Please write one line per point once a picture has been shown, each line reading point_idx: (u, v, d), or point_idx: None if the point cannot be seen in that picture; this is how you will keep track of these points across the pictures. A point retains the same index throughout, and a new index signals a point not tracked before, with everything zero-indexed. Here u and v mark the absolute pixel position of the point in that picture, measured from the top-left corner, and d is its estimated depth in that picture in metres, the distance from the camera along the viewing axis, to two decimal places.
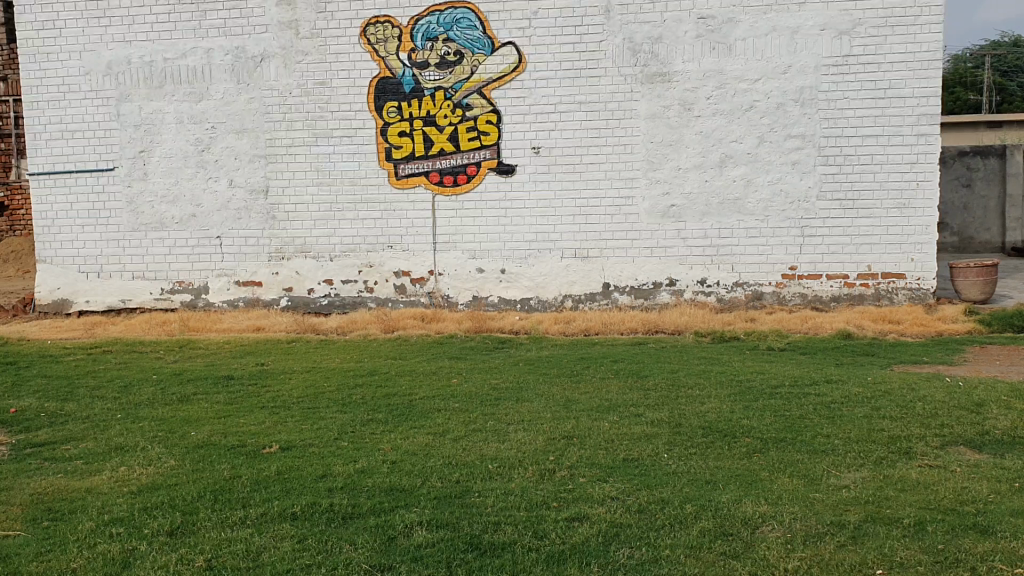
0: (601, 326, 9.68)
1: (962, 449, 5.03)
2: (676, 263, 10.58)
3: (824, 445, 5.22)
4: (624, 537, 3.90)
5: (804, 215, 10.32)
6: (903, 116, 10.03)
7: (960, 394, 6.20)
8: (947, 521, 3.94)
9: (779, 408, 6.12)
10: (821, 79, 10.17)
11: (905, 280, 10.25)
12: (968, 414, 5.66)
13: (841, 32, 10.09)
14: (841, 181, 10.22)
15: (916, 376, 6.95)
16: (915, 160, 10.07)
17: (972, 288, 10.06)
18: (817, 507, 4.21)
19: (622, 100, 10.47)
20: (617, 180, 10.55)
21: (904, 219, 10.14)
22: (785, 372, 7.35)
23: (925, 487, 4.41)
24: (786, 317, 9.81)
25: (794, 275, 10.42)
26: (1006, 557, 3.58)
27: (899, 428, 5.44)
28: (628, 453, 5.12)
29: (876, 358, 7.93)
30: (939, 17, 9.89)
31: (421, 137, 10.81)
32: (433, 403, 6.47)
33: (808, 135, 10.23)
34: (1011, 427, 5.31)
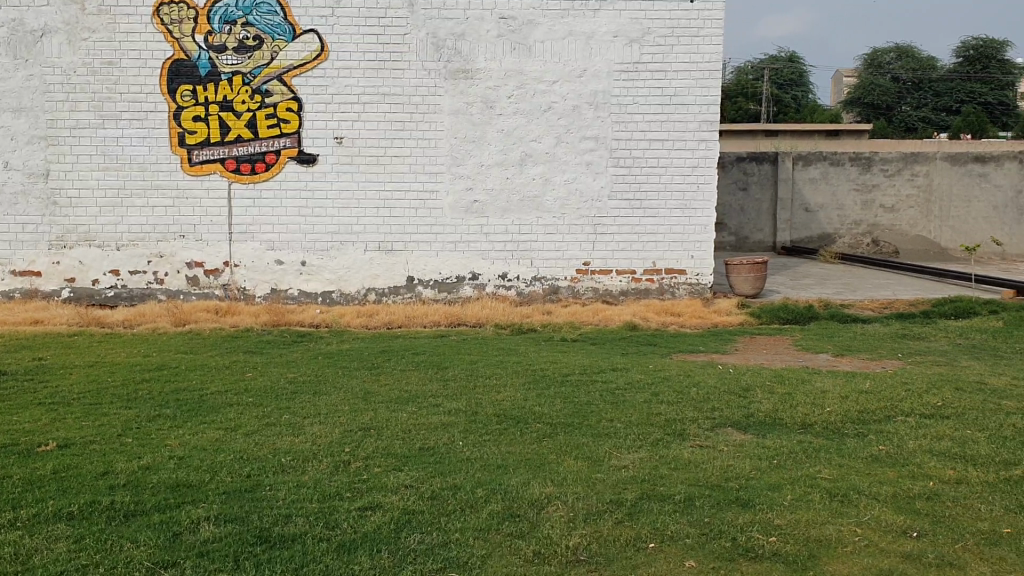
0: (403, 319, 9.73)
1: (730, 430, 5.46)
2: (478, 258, 10.78)
3: (608, 429, 5.51)
4: (416, 523, 3.98)
5: (597, 214, 10.79)
6: (687, 122, 10.67)
7: (731, 379, 6.73)
8: (713, 496, 4.28)
9: (569, 395, 6.40)
10: (613, 83, 10.65)
11: (685, 276, 10.94)
12: (736, 398, 6.14)
13: (632, 39, 10.59)
14: (630, 182, 10.76)
15: (693, 364, 7.45)
16: (698, 164, 10.74)
17: (745, 284, 10.84)
18: (598, 486, 4.46)
19: (425, 94, 10.55)
20: (420, 173, 10.62)
21: (688, 219, 10.80)
22: (576, 361, 7.68)
23: (696, 466, 4.76)
24: (579, 310, 10.22)
25: (588, 270, 10.87)
26: (762, 527, 3.93)
27: (676, 412, 5.83)
28: (424, 442, 5.21)
29: (659, 348, 8.43)
30: (720, 30, 10.58)
31: (217, 122, 10.44)
32: (226, 398, 6.31)
33: (601, 137, 10.69)
34: (773, 409, 5.81)
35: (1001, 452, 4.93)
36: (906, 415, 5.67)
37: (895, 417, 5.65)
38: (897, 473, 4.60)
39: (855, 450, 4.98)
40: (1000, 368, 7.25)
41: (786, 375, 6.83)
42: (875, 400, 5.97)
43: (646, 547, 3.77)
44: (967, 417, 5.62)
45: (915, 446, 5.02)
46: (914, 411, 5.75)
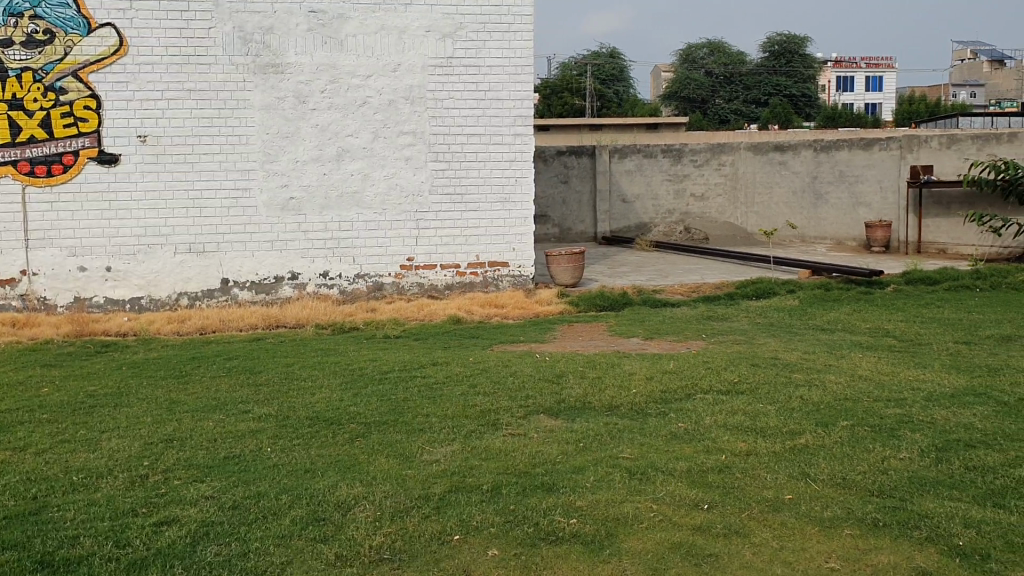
0: (218, 323, 9.39)
1: (542, 417, 5.57)
2: (298, 257, 10.55)
3: (422, 424, 5.51)
4: (214, 535, 3.85)
5: (418, 209, 10.75)
6: (502, 117, 10.80)
7: (546, 367, 6.88)
8: (519, 483, 4.36)
9: (385, 393, 6.36)
10: (428, 78, 10.64)
11: (508, 268, 11.09)
12: (549, 385, 6.28)
13: (444, 34, 10.62)
14: (449, 176, 10.79)
15: (511, 355, 7.56)
16: (515, 158, 10.89)
17: (564, 274, 11.10)
18: (407, 483, 4.44)
19: (234, 90, 10.21)
20: (231, 171, 10.27)
21: (507, 212, 10.95)
22: (396, 358, 7.64)
23: (505, 455, 4.83)
24: (403, 306, 10.18)
25: (411, 266, 10.83)
26: (564, 510, 4.03)
27: (490, 402, 5.90)
28: (230, 450, 5.04)
29: (480, 340, 8.52)
30: (530, 26, 10.77)
31: (6, 122, 9.80)
32: (16, 416, 5.90)
33: (418, 132, 10.66)
34: (583, 394, 5.98)
35: (787, 422, 5.25)
36: (705, 392, 5.97)
37: (695, 395, 5.93)
38: (693, 448, 4.83)
39: (656, 429, 5.19)
40: (792, 344, 7.74)
41: (598, 360, 7.04)
42: (678, 380, 6.25)
43: (451, 540, 3.79)
44: (759, 392, 5.97)
45: (712, 421, 5.29)
46: (713, 388, 6.06)
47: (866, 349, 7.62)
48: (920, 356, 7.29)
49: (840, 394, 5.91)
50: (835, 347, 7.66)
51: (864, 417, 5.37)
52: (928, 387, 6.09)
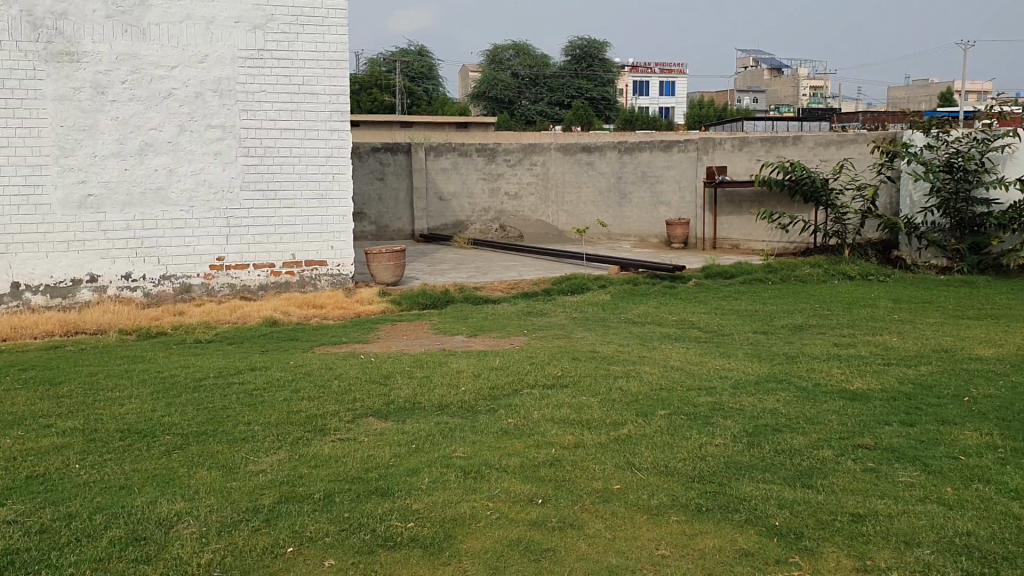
0: (8, 331, 8.66)
1: (371, 420, 5.49)
2: (98, 258, 9.90)
3: (244, 432, 5.30)
4: (21, 563, 3.54)
5: (230, 206, 10.33)
6: (317, 111, 10.57)
7: (370, 368, 6.77)
8: (352, 490, 4.27)
9: (203, 401, 6.06)
10: (238, 71, 10.24)
11: (326, 267, 10.86)
12: (376, 386, 6.20)
13: (255, 26, 10.24)
14: (262, 172, 10.43)
15: (334, 356, 7.42)
16: (331, 154, 10.69)
17: (383, 273, 10.99)
18: (233, 495, 4.25)
19: (23, 78, 9.44)
20: (21, 166, 9.48)
21: (324, 209, 10.72)
22: (210, 364, 7.31)
23: (335, 460, 4.72)
24: (215, 308, 9.75)
25: (222, 266, 10.40)
26: (400, 514, 3.98)
27: (315, 407, 5.75)
28: (32, 470, 4.65)
29: (299, 342, 8.28)
30: (344, 20, 10.57)
31: None
32: None
33: (228, 127, 10.24)
34: (412, 394, 5.94)
35: (610, 414, 5.42)
36: (530, 387, 6.07)
37: (521, 390, 6.02)
38: (523, 443, 4.89)
39: (486, 426, 5.23)
40: (609, 338, 8.01)
41: (424, 359, 7.01)
42: (503, 375, 6.33)
43: (284, 552, 3.66)
44: (581, 385, 6.14)
45: (540, 416, 5.38)
46: (538, 383, 6.18)
47: (676, 341, 7.99)
48: (725, 346, 7.71)
49: (656, 384, 6.17)
50: (648, 339, 7.99)
51: (680, 405, 5.61)
52: (734, 375, 6.46)
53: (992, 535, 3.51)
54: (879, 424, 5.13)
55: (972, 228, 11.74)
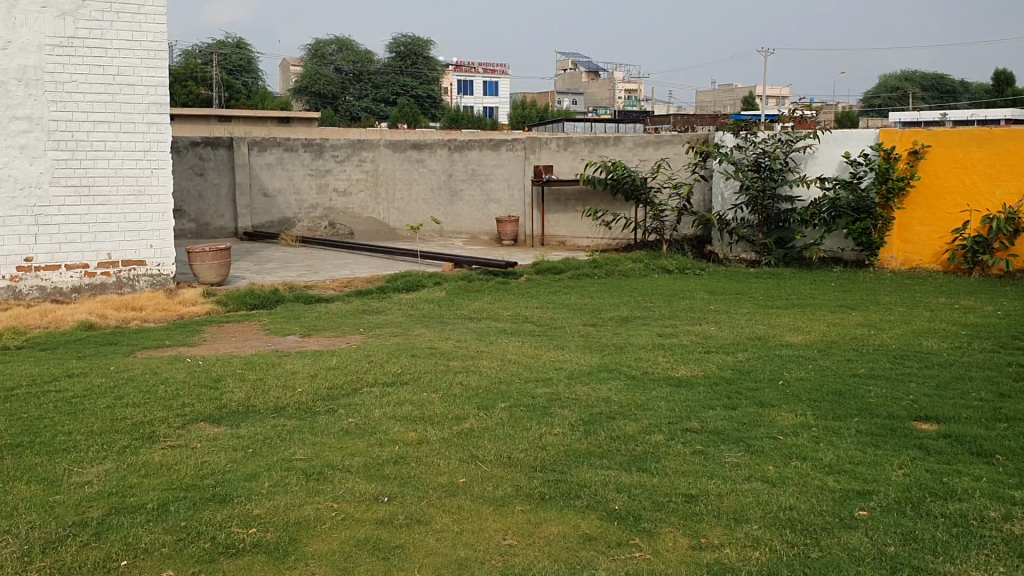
0: None
1: (203, 425, 5.29)
2: None
3: (65, 443, 4.98)
4: None
5: (37, 203, 9.65)
6: (133, 103, 10.06)
7: (199, 372, 6.51)
8: (187, 498, 4.11)
9: (15, 412, 5.64)
10: (46, 59, 9.57)
11: (145, 267, 10.35)
12: (206, 391, 5.97)
13: (63, 12, 9.61)
14: (73, 167, 9.81)
15: (159, 361, 7.08)
16: (149, 148, 10.21)
17: (209, 272, 10.60)
18: (57, 510, 3.99)
19: None
20: None
21: (142, 206, 10.21)
22: (20, 372, 6.81)
23: (167, 469, 4.51)
24: (21, 312, 9.09)
25: (30, 266, 9.71)
26: (241, 520, 3.86)
27: (141, 414, 5.47)
28: None
29: (118, 346, 7.85)
30: (162, 9, 10.11)
31: None
32: None
33: (34, 118, 9.57)
34: (245, 398, 5.75)
35: (451, 409, 5.45)
36: (370, 386, 6.02)
37: (360, 389, 5.95)
38: (366, 443, 4.84)
39: (326, 426, 5.14)
40: (445, 334, 8.04)
41: (255, 361, 6.81)
42: (341, 375, 6.24)
43: (117, 566, 3.48)
44: (420, 381, 6.14)
45: (380, 414, 5.34)
46: (377, 381, 6.13)
47: (510, 335, 8.11)
48: (557, 339, 7.90)
49: (494, 378, 6.25)
50: (483, 334, 8.07)
51: (519, 398, 5.72)
52: (569, 366, 6.64)
53: (811, 507, 3.78)
54: (704, 408, 5.42)
55: (777, 223, 12.52)
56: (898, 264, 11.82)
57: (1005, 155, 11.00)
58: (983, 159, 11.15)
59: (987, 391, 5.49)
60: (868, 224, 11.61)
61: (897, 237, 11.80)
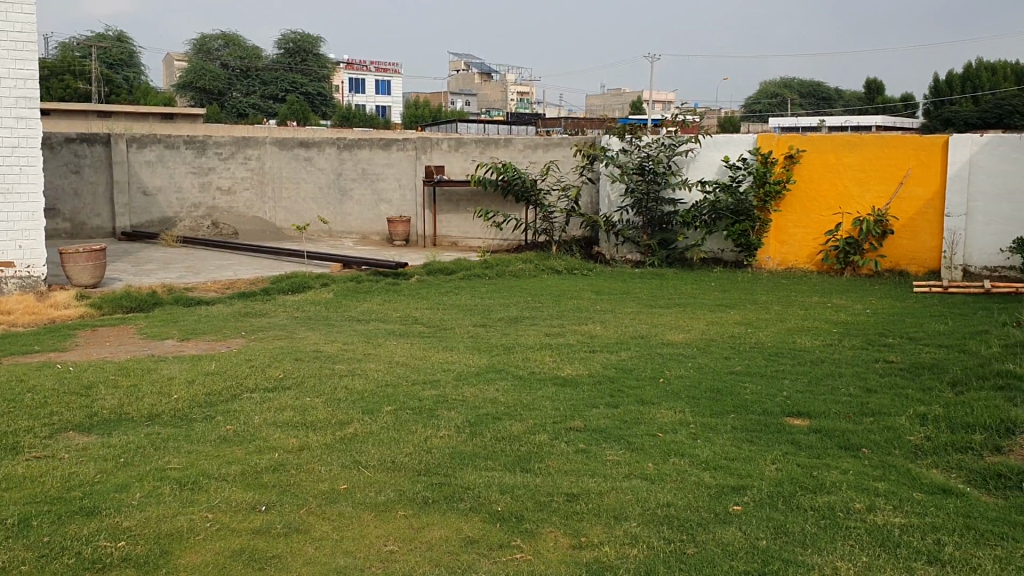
0: None
1: (71, 435, 5.05)
2: None
3: None
4: None
5: None
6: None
7: (68, 379, 6.22)
8: (52, 511, 3.92)
9: None
10: None
11: (14, 268, 9.83)
12: (77, 398, 5.70)
13: None
14: None
15: (27, 367, 6.74)
16: (17, 144, 9.71)
17: (83, 273, 10.15)
18: None
19: None
20: None
21: (10, 205, 9.71)
22: None
23: (31, 481, 4.29)
24: None
25: None
26: (109, 533, 3.71)
27: (5, 424, 5.19)
28: None
29: None
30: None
31: None
32: None
33: None
34: (118, 405, 5.53)
35: (334, 413, 5.36)
36: (251, 391, 5.86)
37: (241, 395, 5.80)
38: (244, 450, 4.72)
39: (203, 434, 4.98)
40: (331, 336, 7.91)
41: (130, 366, 6.55)
42: (221, 381, 6.05)
43: None
44: (304, 386, 6.02)
45: (261, 420, 5.21)
46: (258, 387, 5.97)
47: (398, 337, 8.04)
48: (445, 340, 7.87)
49: (380, 381, 6.17)
50: (371, 336, 7.97)
51: (404, 400, 5.66)
52: (456, 368, 6.61)
53: (688, 503, 3.86)
54: (588, 407, 5.48)
55: (661, 225, 12.84)
56: (775, 264, 12.28)
57: (874, 161, 11.50)
58: (853, 165, 11.63)
59: (856, 387, 5.73)
60: (746, 226, 12.01)
61: (774, 238, 12.24)
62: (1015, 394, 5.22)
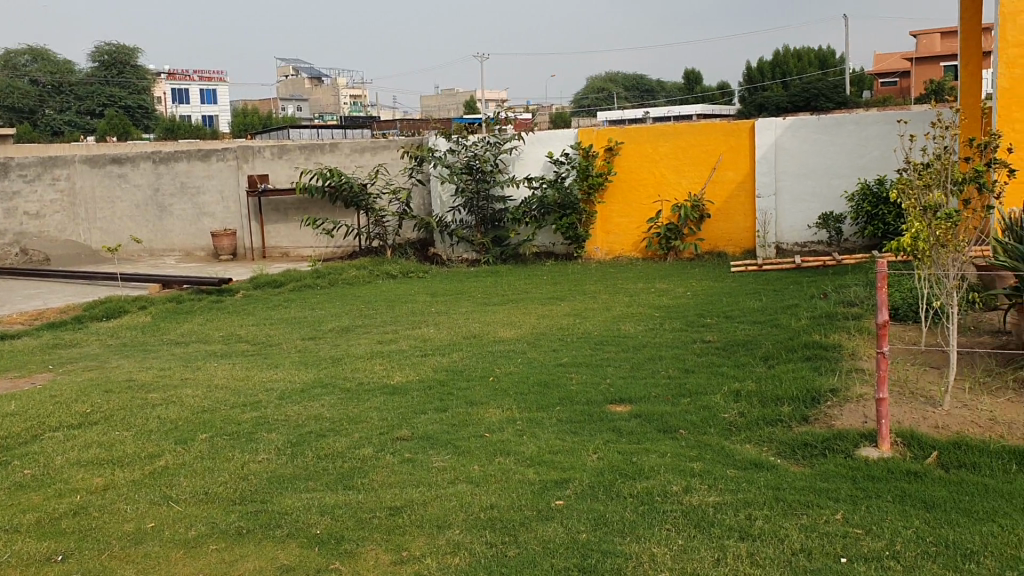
0: None
1: None
2: None
3: None
4: None
5: None
6: None
7: None
8: None
9: None
10: None
11: None
12: None
13: None
14: None
15: None
16: None
17: None
18: None
19: None
20: None
21: None
22: None
23: None
24: None
25: None
26: None
27: None
28: None
29: None
30: None
31: None
32: None
33: None
34: None
35: (144, 446, 5.04)
36: (53, 431, 5.44)
37: (42, 435, 5.38)
38: (41, 496, 4.36)
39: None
40: (147, 363, 7.49)
41: None
42: (19, 422, 5.59)
43: None
44: (114, 419, 5.64)
45: (63, 461, 4.84)
46: (62, 425, 5.55)
47: (220, 358, 7.70)
48: (270, 357, 7.59)
49: (197, 407, 5.86)
50: (190, 360, 7.59)
51: (222, 426, 5.39)
52: (279, 386, 6.35)
53: (510, 504, 3.82)
54: (415, 414, 5.38)
55: (493, 223, 12.82)
56: (603, 254, 12.55)
57: (689, 149, 11.91)
58: (669, 153, 12.03)
59: (676, 369, 5.87)
60: (574, 219, 12.21)
61: (601, 229, 12.50)
62: (820, 364, 5.48)
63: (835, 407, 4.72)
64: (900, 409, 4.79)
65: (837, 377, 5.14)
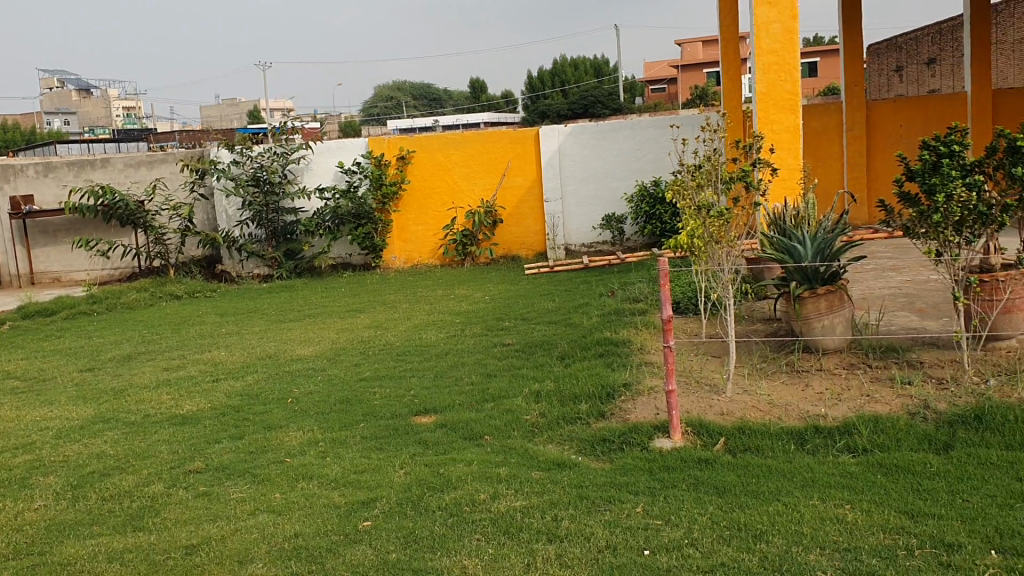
0: None
1: None
2: None
3: None
4: None
5: None
6: None
7: None
8: None
9: None
10: None
11: None
12: None
13: None
14: None
15: None
16: None
17: None
18: None
19: None
20: None
21: None
22: None
23: None
24: None
25: None
26: None
27: None
28: None
29: None
30: None
31: None
32: None
33: None
34: None
35: None
36: None
37: None
38: None
39: None
40: None
41: None
42: None
43: None
44: None
45: None
46: None
47: None
48: (44, 394, 7.00)
49: None
50: None
51: None
52: (54, 425, 5.85)
53: (316, 529, 3.69)
54: (208, 443, 5.11)
55: (285, 236, 12.45)
56: (401, 263, 12.47)
57: (478, 156, 12.06)
58: (459, 161, 12.13)
59: (477, 374, 5.90)
60: (369, 228, 12.04)
61: (397, 237, 12.42)
62: (613, 360, 5.67)
63: (629, 400, 4.89)
64: (689, 399, 5.03)
65: (629, 371, 5.34)
